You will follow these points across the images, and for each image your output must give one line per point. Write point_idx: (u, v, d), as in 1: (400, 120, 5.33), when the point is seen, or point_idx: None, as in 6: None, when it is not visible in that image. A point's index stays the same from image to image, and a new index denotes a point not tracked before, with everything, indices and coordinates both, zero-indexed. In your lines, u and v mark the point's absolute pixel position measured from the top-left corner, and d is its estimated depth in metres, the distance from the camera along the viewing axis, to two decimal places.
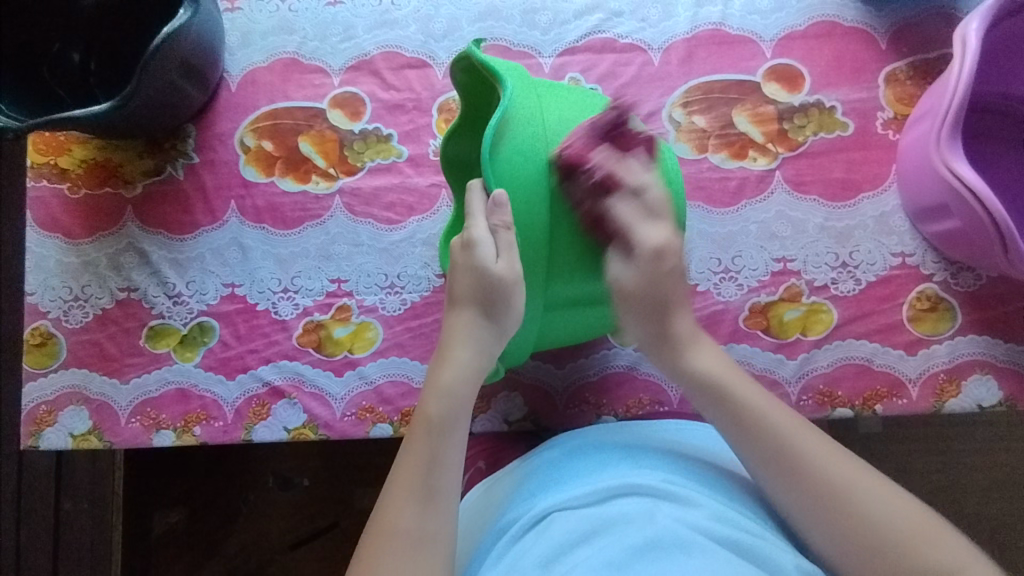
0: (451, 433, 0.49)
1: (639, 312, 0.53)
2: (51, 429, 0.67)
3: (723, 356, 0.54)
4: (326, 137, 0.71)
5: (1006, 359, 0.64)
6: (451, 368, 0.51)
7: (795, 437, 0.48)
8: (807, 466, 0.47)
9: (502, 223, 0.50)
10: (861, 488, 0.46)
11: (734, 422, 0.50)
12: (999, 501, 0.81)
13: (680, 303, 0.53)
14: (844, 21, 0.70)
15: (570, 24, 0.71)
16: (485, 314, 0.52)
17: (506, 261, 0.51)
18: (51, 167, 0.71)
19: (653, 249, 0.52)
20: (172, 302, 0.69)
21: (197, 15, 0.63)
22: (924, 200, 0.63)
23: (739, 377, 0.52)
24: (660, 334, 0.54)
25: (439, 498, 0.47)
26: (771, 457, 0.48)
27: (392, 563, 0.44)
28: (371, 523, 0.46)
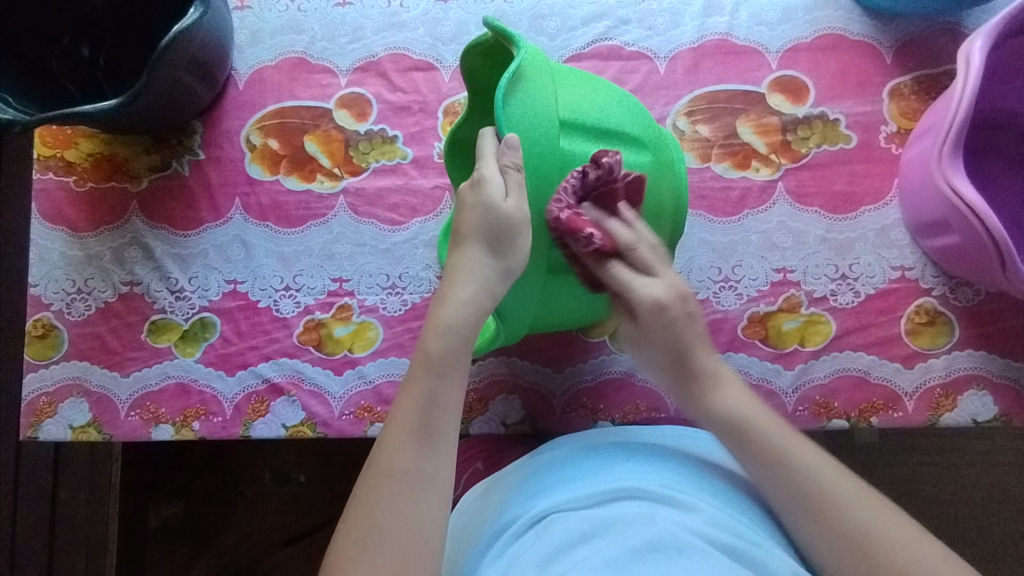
0: (453, 372, 0.47)
1: (656, 343, 0.53)
2: (51, 421, 0.68)
3: (747, 390, 0.52)
4: (331, 137, 0.71)
5: (1002, 374, 0.64)
6: (451, 306, 0.48)
7: (817, 470, 0.47)
8: (819, 494, 0.46)
9: (513, 163, 0.48)
10: (868, 517, 0.44)
11: (754, 451, 0.49)
12: (991, 516, 0.81)
13: (698, 340, 0.53)
14: (850, 34, 0.70)
15: (577, 30, 0.71)
16: (490, 253, 0.49)
17: (515, 201, 0.49)
18: (57, 159, 0.72)
19: (653, 301, 0.51)
20: (174, 297, 0.70)
21: (207, 14, 0.63)
22: (925, 215, 0.63)
23: (763, 416, 0.50)
24: (682, 362, 0.53)
25: (438, 439, 0.46)
26: (791, 492, 0.47)
27: (390, 501, 0.44)
28: (369, 462, 0.46)
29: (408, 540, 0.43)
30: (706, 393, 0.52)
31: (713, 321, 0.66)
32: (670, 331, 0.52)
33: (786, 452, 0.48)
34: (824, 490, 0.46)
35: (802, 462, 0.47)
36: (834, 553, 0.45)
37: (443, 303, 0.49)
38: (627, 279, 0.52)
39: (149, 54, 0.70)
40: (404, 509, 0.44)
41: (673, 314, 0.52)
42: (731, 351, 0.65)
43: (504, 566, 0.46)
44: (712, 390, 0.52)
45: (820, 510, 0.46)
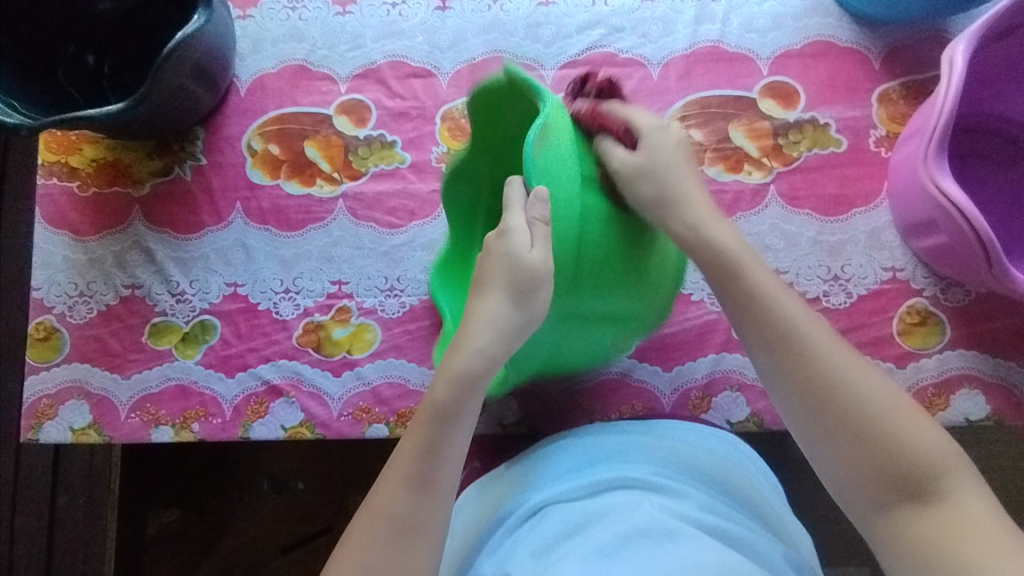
0: (458, 427, 0.47)
1: (644, 194, 0.52)
2: (51, 423, 0.68)
3: (734, 229, 0.54)
4: (331, 143, 0.73)
5: (994, 374, 0.65)
6: (462, 358, 0.48)
7: (799, 319, 0.49)
8: (802, 336, 0.48)
9: (541, 217, 0.47)
10: (847, 365, 0.47)
11: (738, 292, 0.51)
12: None
13: (684, 178, 0.54)
14: (839, 41, 0.71)
15: (572, 38, 0.73)
16: (514, 300, 0.48)
17: (541, 253, 0.48)
18: (61, 165, 0.73)
19: (646, 133, 0.53)
20: (175, 300, 0.70)
21: (209, 22, 0.64)
22: (913, 216, 0.64)
23: (747, 253, 0.52)
24: (669, 200, 0.52)
25: (433, 488, 0.46)
26: (769, 331, 0.49)
27: (380, 544, 0.45)
28: (363, 505, 0.47)
29: None
30: (693, 233, 0.52)
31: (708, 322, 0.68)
32: (665, 182, 0.52)
33: (766, 289, 0.50)
34: (806, 333, 0.48)
35: (773, 292, 0.50)
36: (805, 397, 0.47)
37: (456, 352, 0.48)
38: (610, 147, 0.53)
39: (153, 62, 0.71)
40: (394, 551, 0.45)
41: (667, 156, 0.53)
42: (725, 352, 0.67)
43: (501, 556, 0.47)
44: (739, 257, 0.51)
45: (793, 336, 0.48)
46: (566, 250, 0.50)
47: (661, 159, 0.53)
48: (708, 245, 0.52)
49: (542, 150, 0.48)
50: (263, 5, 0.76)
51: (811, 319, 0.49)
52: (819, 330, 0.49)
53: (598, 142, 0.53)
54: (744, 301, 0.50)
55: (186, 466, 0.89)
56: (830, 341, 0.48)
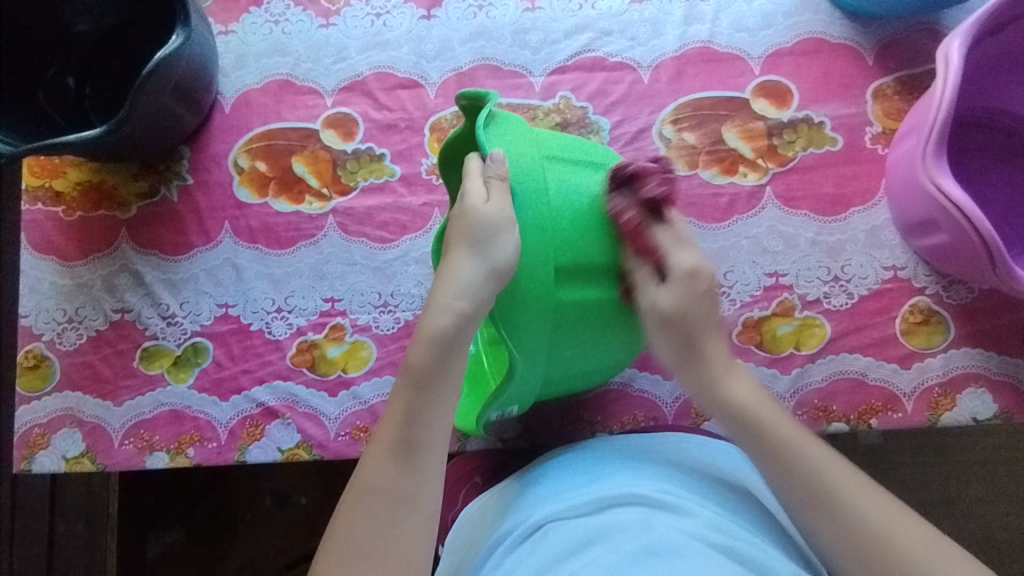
0: (435, 388, 0.47)
1: (672, 334, 0.52)
2: (44, 452, 0.67)
3: (758, 388, 0.52)
4: (319, 158, 0.71)
5: (1001, 371, 0.64)
6: (435, 315, 0.48)
7: (829, 470, 0.47)
8: (838, 501, 0.46)
9: (497, 174, 0.48)
10: (885, 521, 0.44)
11: (765, 453, 0.49)
12: (997, 514, 0.80)
13: (713, 328, 0.53)
14: (831, 38, 0.70)
15: (560, 43, 0.72)
16: (475, 251, 0.48)
17: (497, 201, 0.48)
18: (46, 190, 0.72)
19: (687, 270, 0.53)
20: (165, 323, 0.69)
21: (189, 41, 0.63)
22: (913, 215, 0.63)
23: (771, 411, 0.51)
24: (695, 357, 0.53)
25: (417, 454, 0.46)
26: (801, 484, 0.47)
27: (368, 519, 0.44)
28: (350, 481, 0.46)
29: (387, 557, 0.43)
30: (717, 381, 0.52)
31: None
32: (692, 312, 0.52)
33: (797, 449, 0.48)
34: (797, 451, 0.48)
35: (763, 416, 0.50)
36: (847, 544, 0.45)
37: (428, 311, 0.48)
38: (665, 245, 0.53)
39: (135, 83, 0.70)
40: (383, 527, 0.44)
41: (698, 282, 0.53)
42: None
43: None
44: (726, 378, 0.52)
45: (781, 458, 0.48)
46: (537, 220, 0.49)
47: (692, 296, 0.52)
48: (732, 408, 0.51)
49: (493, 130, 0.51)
50: (245, 20, 0.74)
51: (800, 435, 0.49)
52: (801, 442, 0.49)
53: (634, 277, 0.52)
54: (739, 424, 0.51)
55: (185, 488, 0.88)
56: (814, 452, 0.48)
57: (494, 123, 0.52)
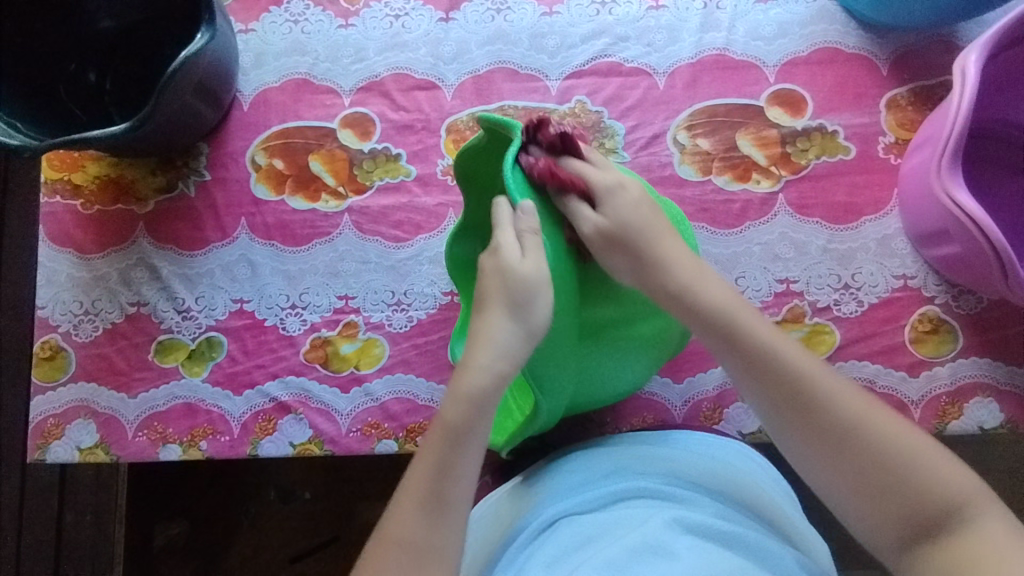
0: (468, 443, 0.47)
1: (620, 246, 0.51)
2: (58, 442, 0.68)
3: (726, 284, 0.52)
4: (336, 157, 0.72)
5: (1008, 381, 0.64)
6: (472, 375, 0.48)
7: (811, 371, 0.48)
8: (823, 403, 0.47)
9: (530, 228, 0.49)
10: (868, 416, 0.46)
11: (747, 366, 0.49)
12: None
13: (662, 233, 0.52)
14: (845, 47, 0.71)
15: (577, 48, 0.72)
16: (513, 312, 0.48)
17: (533, 261, 0.48)
18: (64, 182, 0.73)
19: (611, 184, 0.52)
20: (181, 317, 0.70)
21: (212, 39, 0.64)
22: (925, 224, 0.64)
23: (745, 311, 0.50)
24: (654, 262, 0.51)
25: (446, 509, 0.46)
26: (783, 393, 0.48)
27: (393, 572, 0.45)
28: (376, 532, 0.47)
29: None
30: (691, 291, 0.50)
31: None
32: (638, 223, 0.51)
33: (775, 351, 0.49)
34: (798, 371, 0.48)
35: (737, 312, 0.50)
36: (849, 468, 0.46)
37: (464, 371, 0.48)
38: (581, 168, 0.53)
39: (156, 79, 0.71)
40: None
41: (639, 206, 0.52)
42: None
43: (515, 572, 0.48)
44: (702, 293, 0.50)
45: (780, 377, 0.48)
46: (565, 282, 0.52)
47: (629, 218, 0.51)
48: (706, 312, 0.50)
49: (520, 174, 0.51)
50: (266, 19, 0.75)
51: (773, 332, 0.50)
52: (803, 361, 0.48)
53: (565, 203, 0.52)
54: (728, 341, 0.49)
55: (193, 481, 0.88)
56: (815, 372, 0.48)
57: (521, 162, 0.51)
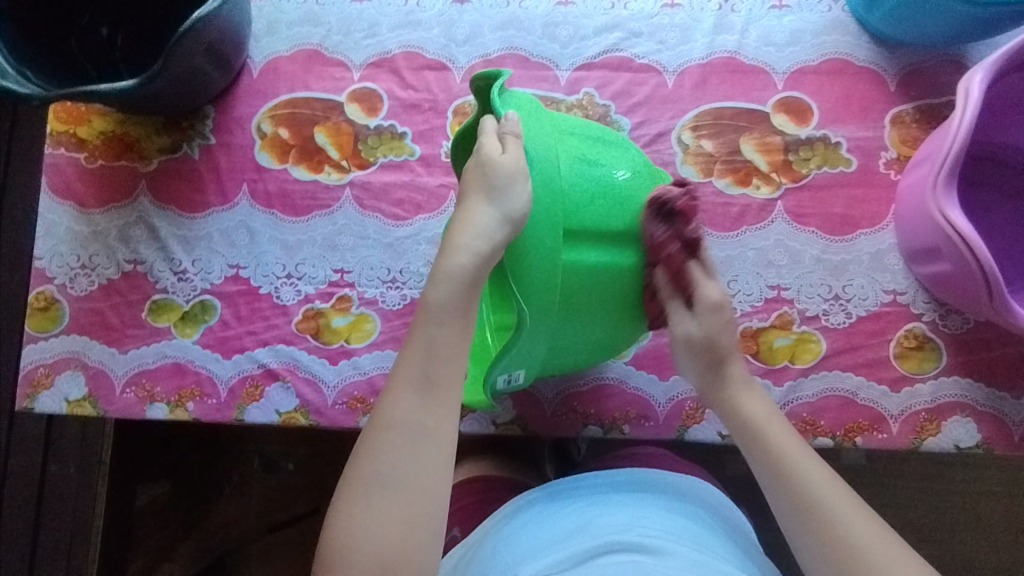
0: (454, 320, 0.50)
1: (696, 358, 0.59)
2: (47, 393, 0.69)
3: (769, 404, 0.57)
4: (341, 130, 0.72)
5: (987, 403, 0.65)
6: (455, 252, 0.51)
7: (817, 479, 0.50)
8: (829, 516, 0.48)
9: (511, 131, 0.52)
10: (872, 545, 0.46)
11: (766, 464, 0.52)
12: (967, 542, 0.83)
13: (733, 354, 0.59)
14: (855, 60, 0.71)
15: (588, 40, 0.72)
16: (490, 197, 0.51)
17: (512, 155, 0.51)
18: (70, 135, 0.73)
19: (713, 304, 0.58)
20: (176, 278, 0.70)
21: (227, 4, 0.64)
22: (918, 242, 0.64)
23: (777, 425, 0.55)
24: (717, 376, 0.59)
25: (436, 389, 0.49)
26: (796, 504, 0.50)
27: (391, 454, 0.47)
28: (371, 419, 0.49)
29: (411, 494, 0.46)
30: (735, 396, 0.57)
31: None
32: (717, 336, 0.58)
33: (790, 457, 0.52)
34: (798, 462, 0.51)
35: (764, 421, 0.55)
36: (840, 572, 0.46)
37: (450, 249, 0.51)
38: (697, 281, 0.59)
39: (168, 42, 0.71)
40: (407, 459, 0.47)
41: (716, 328, 0.58)
42: None
43: None
44: (736, 394, 0.57)
45: (783, 468, 0.51)
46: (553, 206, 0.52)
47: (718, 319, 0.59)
48: (744, 420, 0.56)
49: (509, 102, 0.55)
50: None
51: (794, 444, 0.52)
52: (800, 454, 0.52)
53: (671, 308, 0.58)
54: (745, 432, 0.55)
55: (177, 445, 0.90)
56: (807, 462, 0.51)
57: (506, 96, 0.55)
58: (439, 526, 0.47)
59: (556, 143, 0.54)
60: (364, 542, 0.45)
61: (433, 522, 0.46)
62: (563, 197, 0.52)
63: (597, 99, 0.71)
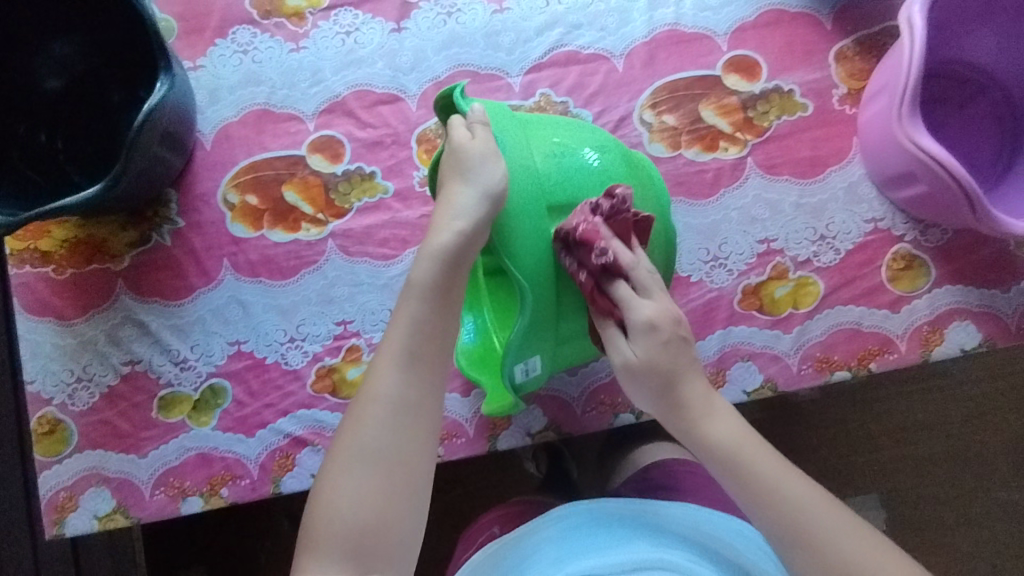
0: (437, 298, 0.52)
1: (649, 388, 0.55)
2: (75, 515, 0.67)
3: (737, 421, 0.55)
4: (309, 183, 0.71)
5: (980, 303, 0.69)
6: (441, 235, 0.52)
7: (818, 519, 0.50)
8: (843, 561, 0.49)
9: (477, 119, 0.53)
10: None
11: (760, 500, 0.52)
12: (974, 430, 0.90)
13: (688, 371, 0.55)
14: (789, 7, 0.73)
15: (532, 41, 0.73)
16: (467, 181, 0.51)
17: (482, 139, 0.52)
18: (31, 251, 0.70)
19: (648, 320, 0.54)
20: (179, 369, 0.69)
21: (173, 89, 0.62)
22: (890, 169, 0.67)
23: (753, 445, 0.54)
24: (674, 404, 0.55)
25: (419, 366, 0.52)
26: (803, 551, 0.50)
27: (374, 428, 0.50)
28: (358, 393, 0.52)
29: (393, 466, 0.50)
30: (697, 424, 0.54)
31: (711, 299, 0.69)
32: (661, 363, 0.54)
33: (786, 495, 0.51)
34: (785, 493, 0.51)
35: (738, 449, 0.53)
36: None
37: (435, 232, 0.53)
38: (626, 296, 0.54)
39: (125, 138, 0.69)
40: (389, 433, 0.50)
41: (662, 330, 0.54)
42: (732, 325, 0.68)
43: None
44: (703, 421, 0.54)
45: (767, 501, 0.51)
46: (529, 197, 0.53)
47: (654, 352, 0.54)
48: (711, 450, 0.54)
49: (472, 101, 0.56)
50: (213, 53, 0.73)
51: (780, 470, 0.52)
52: (789, 484, 0.52)
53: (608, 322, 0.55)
54: (726, 463, 0.53)
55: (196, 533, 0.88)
56: (797, 487, 0.52)
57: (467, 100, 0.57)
58: (421, 498, 0.51)
59: (524, 130, 0.55)
60: (348, 509, 0.49)
61: (412, 496, 0.50)
62: (537, 177, 0.53)
63: (554, 98, 0.72)
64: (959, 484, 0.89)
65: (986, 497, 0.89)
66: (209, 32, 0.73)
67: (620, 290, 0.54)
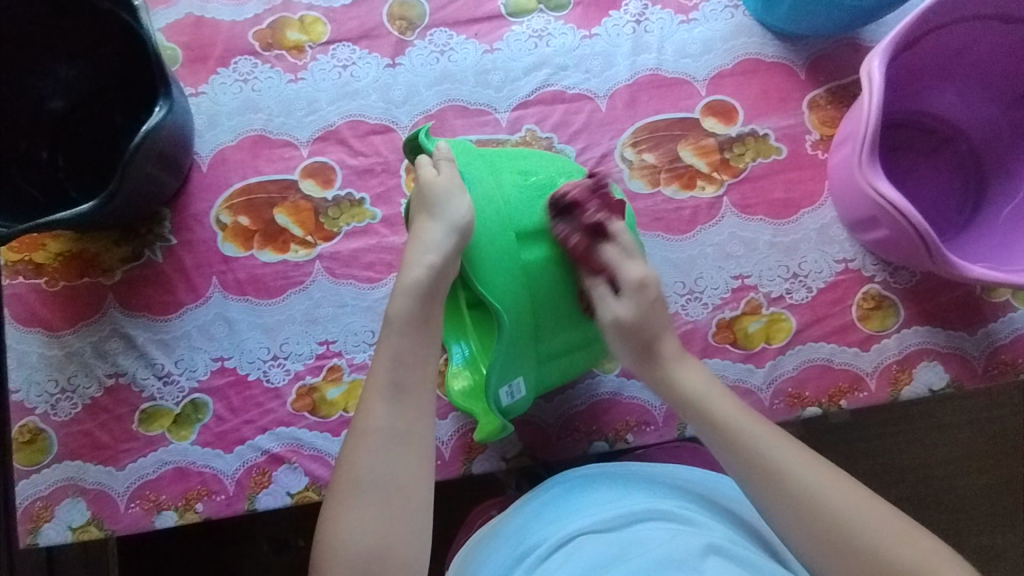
0: (418, 330, 0.55)
1: (634, 342, 0.60)
2: (49, 525, 0.67)
3: (706, 373, 0.60)
4: (300, 208, 0.74)
5: (948, 344, 0.71)
6: (412, 268, 0.55)
7: (783, 457, 0.54)
8: (809, 493, 0.53)
9: (443, 157, 0.58)
10: (869, 522, 0.51)
11: (717, 436, 0.57)
12: (952, 473, 0.91)
13: (665, 328, 0.61)
14: (765, 57, 0.77)
15: (520, 81, 0.76)
16: (433, 215, 0.56)
17: (446, 175, 0.57)
18: (26, 263, 0.72)
19: (636, 283, 0.59)
20: (162, 383, 0.70)
21: (171, 113, 0.65)
22: (856, 212, 0.70)
23: (717, 395, 0.59)
24: (651, 354, 0.60)
25: (406, 396, 0.54)
26: (766, 480, 0.54)
27: (369, 460, 0.52)
28: (350, 428, 0.54)
29: (390, 494, 0.52)
30: (669, 372, 0.60)
31: (685, 331, 0.71)
32: (647, 318, 0.59)
33: (746, 435, 0.56)
34: (758, 446, 0.55)
35: (708, 393, 0.58)
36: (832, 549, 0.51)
37: (408, 265, 0.56)
38: (615, 261, 0.59)
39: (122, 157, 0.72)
40: (384, 464, 0.52)
41: (648, 292, 0.59)
42: (706, 358, 0.70)
43: None
44: (675, 367, 0.60)
45: (731, 439, 0.56)
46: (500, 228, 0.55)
47: (646, 299, 0.59)
48: (681, 393, 0.59)
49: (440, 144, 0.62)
50: (215, 80, 0.76)
51: (748, 419, 0.57)
52: (761, 433, 0.56)
53: (591, 289, 0.59)
54: (691, 407, 0.58)
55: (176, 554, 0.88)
56: (770, 440, 0.55)
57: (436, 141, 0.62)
58: (420, 524, 0.52)
59: (491, 164, 0.59)
60: (351, 539, 0.50)
61: (413, 519, 0.52)
62: (504, 205, 0.56)
63: (540, 133, 0.75)
64: (938, 526, 0.90)
65: (970, 541, 0.89)
66: (213, 61, 0.77)
67: (607, 252, 0.59)
